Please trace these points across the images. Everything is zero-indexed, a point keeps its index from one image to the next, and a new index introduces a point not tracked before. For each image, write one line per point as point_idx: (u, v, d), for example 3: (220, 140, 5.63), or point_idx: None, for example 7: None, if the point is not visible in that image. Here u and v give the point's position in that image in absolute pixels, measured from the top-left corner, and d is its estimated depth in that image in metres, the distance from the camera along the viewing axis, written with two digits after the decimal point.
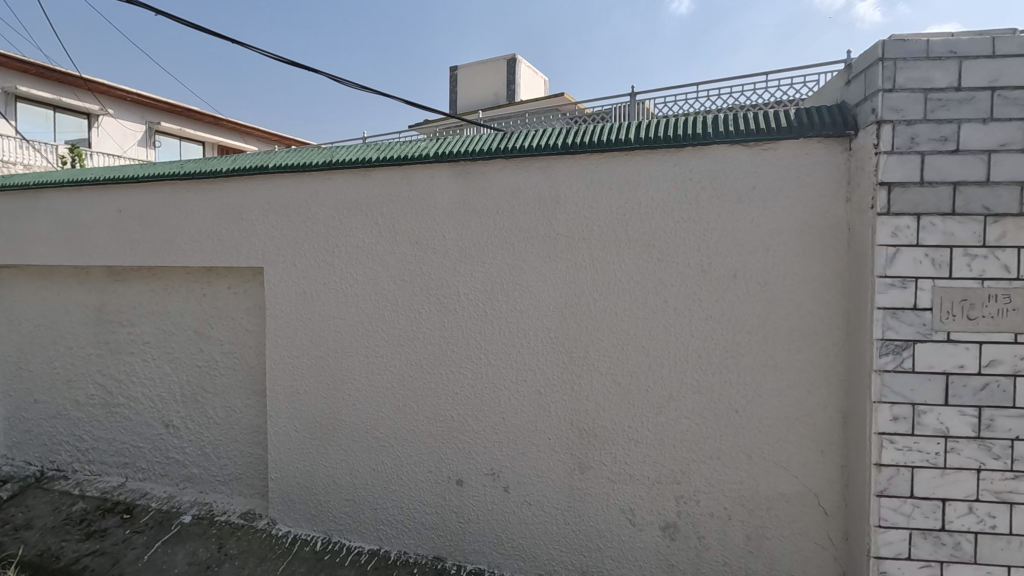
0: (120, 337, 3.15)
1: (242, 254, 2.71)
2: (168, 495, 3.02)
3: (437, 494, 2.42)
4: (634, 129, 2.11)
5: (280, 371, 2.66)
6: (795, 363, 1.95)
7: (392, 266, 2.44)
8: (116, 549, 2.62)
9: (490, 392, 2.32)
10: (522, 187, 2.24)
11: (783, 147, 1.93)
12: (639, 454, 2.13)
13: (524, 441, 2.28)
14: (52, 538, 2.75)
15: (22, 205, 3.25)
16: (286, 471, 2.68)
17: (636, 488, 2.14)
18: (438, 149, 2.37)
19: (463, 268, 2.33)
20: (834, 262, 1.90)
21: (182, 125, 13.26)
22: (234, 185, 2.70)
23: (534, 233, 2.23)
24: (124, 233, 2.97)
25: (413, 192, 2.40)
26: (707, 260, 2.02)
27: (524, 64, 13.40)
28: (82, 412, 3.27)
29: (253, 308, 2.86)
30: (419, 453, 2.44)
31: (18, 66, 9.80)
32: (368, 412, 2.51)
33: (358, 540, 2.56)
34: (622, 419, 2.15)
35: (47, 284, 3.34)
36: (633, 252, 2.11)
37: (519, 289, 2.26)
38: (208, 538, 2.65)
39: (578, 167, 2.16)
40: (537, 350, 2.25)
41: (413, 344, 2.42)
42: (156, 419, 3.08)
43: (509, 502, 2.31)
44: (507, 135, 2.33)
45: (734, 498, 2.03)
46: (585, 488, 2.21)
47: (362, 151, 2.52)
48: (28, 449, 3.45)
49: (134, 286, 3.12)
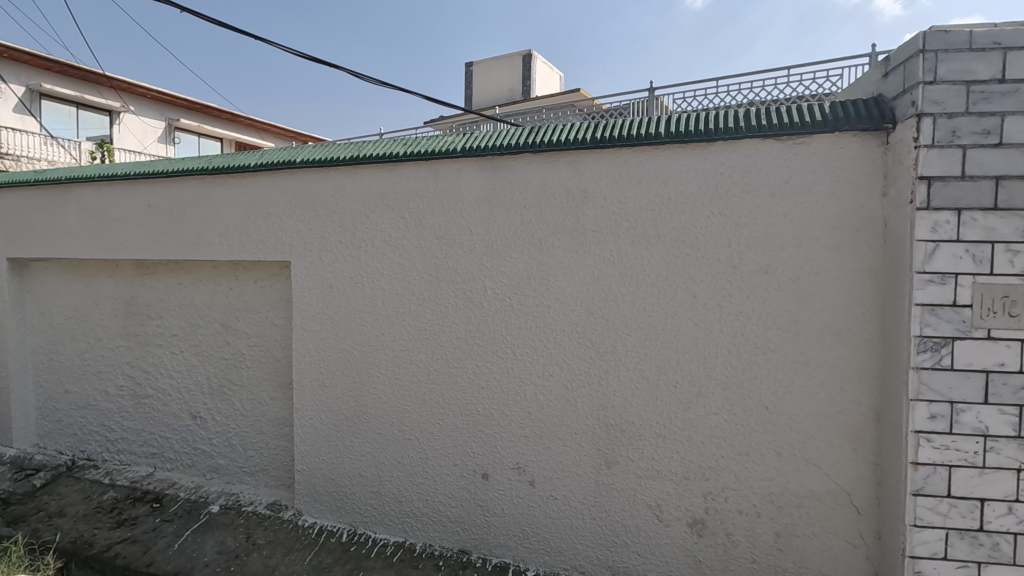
0: (148, 330, 3.20)
1: (269, 248, 2.74)
2: (195, 485, 3.07)
3: (463, 488, 2.43)
4: (664, 122, 2.09)
5: (306, 364, 2.68)
6: (828, 359, 1.92)
7: (419, 260, 2.45)
8: (146, 538, 2.67)
9: (516, 386, 2.32)
10: (549, 181, 2.24)
11: (817, 141, 1.90)
12: (666, 449, 2.12)
13: (550, 436, 2.28)
14: (84, 525, 2.81)
15: (53, 199, 3.31)
16: (312, 463, 2.71)
17: (663, 484, 2.14)
18: (465, 143, 2.37)
19: (490, 262, 2.34)
20: (869, 258, 1.87)
21: (201, 122, 13.42)
22: (261, 180, 2.73)
23: (561, 227, 2.23)
24: (154, 227, 3.01)
25: (439, 186, 2.40)
26: (738, 255, 2.01)
27: (540, 60, 13.35)
28: (111, 403, 3.33)
29: (280, 302, 2.89)
30: (445, 447, 2.45)
31: (43, 65, 10.01)
32: (394, 406, 2.53)
33: (384, 532, 2.58)
34: (649, 414, 2.14)
35: (77, 277, 3.40)
36: (661, 247, 2.10)
37: (547, 284, 2.25)
38: (236, 527, 2.69)
39: (607, 161, 2.15)
40: (563, 345, 2.25)
41: (439, 338, 2.43)
42: (184, 410, 3.13)
43: (535, 497, 2.32)
44: (534, 130, 2.32)
45: (763, 495, 2.01)
46: (612, 484, 2.20)
47: (389, 146, 2.53)
48: (60, 438, 3.53)
49: (163, 280, 3.17)
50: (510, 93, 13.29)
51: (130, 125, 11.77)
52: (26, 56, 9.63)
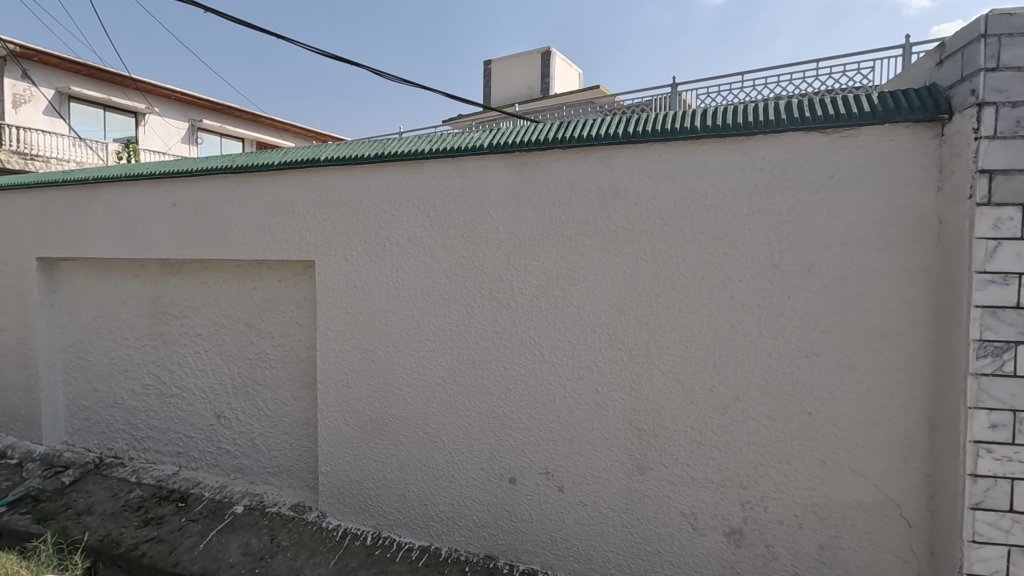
0: (173, 329, 3.21)
1: (293, 247, 2.72)
2: (220, 485, 3.07)
3: (490, 492, 2.38)
4: (700, 115, 2.01)
5: (330, 365, 2.65)
6: (875, 364, 1.82)
7: (444, 259, 2.40)
8: (172, 537, 2.67)
9: (545, 389, 2.26)
10: (579, 178, 2.17)
11: (864, 133, 1.80)
12: (701, 456, 2.04)
13: (579, 440, 2.22)
14: (112, 523, 2.82)
15: (80, 199, 3.33)
16: (336, 465, 2.68)
17: (698, 492, 2.06)
18: (492, 140, 2.32)
19: (518, 262, 2.28)
20: (921, 257, 1.76)
21: (224, 122, 13.58)
22: (285, 179, 2.70)
23: (592, 225, 2.16)
24: (179, 227, 3.01)
25: (466, 184, 2.35)
26: (779, 253, 1.92)
27: (559, 57, 13.27)
28: (137, 402, 3.34)
29: (304, 302, 2.87)
30: (471, 451, 2.40)
31: (71, 68, 10.21)
32: (418, 407, 2.49)
33: (408, 536, 2.54)
34: (683, 419, 2.06)
35: (104, 276, 3.43)
36: (697, 245, 2.02)
37: (576, 284, 2.19)
38: (261, 528, 2.68)
39: (639, 157, 2.08)
40: (593, 347, 2.18)
41: (465, 339, 2.38)
42: (208, 410, 3.13)
43: (564, 503, 2.26)
44: (563, 125, 2.26)
45: (805, 505, 1.92)
46: (644, 491, 2.13)
47: (414, 144, 2.48)
48: (88, 436, 3.56)
49: (188, 279, 3.17)
50: (529, 91, 13.19)
51: (154, 126, 11.97)
52: (55, 60, 9.84)
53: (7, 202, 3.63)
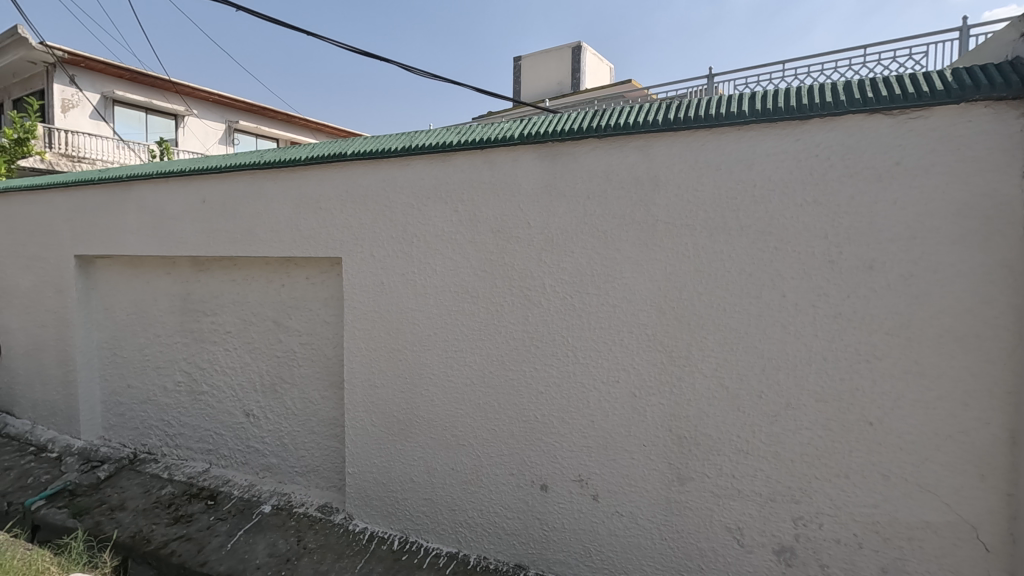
0: (203, 326, 3.21)
1: (320, 244, 2.67)
2: (248, 483, 3.05)
3: (520, 499, 2.28)
4: (748, 100, 1.86)
5: (357, 364, 2.60)
6: (946, 370, 1.64)
7: (473, 256, 2.31)
8: (201, 536, 2.66)
9: (578, 392, 2.15)
10: (615, 168, 2.05)
11: (935, 115, 1.62)
12: (748, 467, 1.90)
13: (615, 446, 2.09)
14: (143, 520, 2.83)
15: (113, 197, 3.36)
16: (362, 466, 2.62)
17: (744, 505, 1.91)
18: (523, 130, 2.21)
19: (549, 258, 2.17)
20: (1003, 251, 1.57)
21: (259, 123, 13.83)
22: (312, 174, 2.65)
23: (629, 219, 2.03)
24: (208, 223, 3.00)
25: (495, 177, 2.25)
26: (837, 248, 1.75)
27: (590, 52, 13.05)
28: (169, 398, 3.36)
29: (331, 299, 2.82)
30: (500, 455, 2.31)
31: (115, 73, 10.53)
32: (446, 409, 2.41)
33: (437, 541, 2.46)
34: (728, 427, 1.92)
35: (138, 273, 3.46)
36: (744, 240, 1.87)
37: (612, 281, 2.07)
38: (287, 529, 2.65)
39: (681, 145, 1.94)
40: (631, 349, 2.05)
41: (495, 339, 2.29)
42: (237, 408, 3.12)
43: (598, 512, 2.14)
44: (598, 114, 2.14)
45: (865, 523, 1.76)
46: (684, 502, 1.99)
47: (442, 137, 2.40)
48: (123, 431, 3.60)
49: (218, 276, 3.16)
50: (559, 87, 13.00)
51: (192, 127, 12.17)
52: (100, 66, 10.16)
53: (47, 200, 3.69)
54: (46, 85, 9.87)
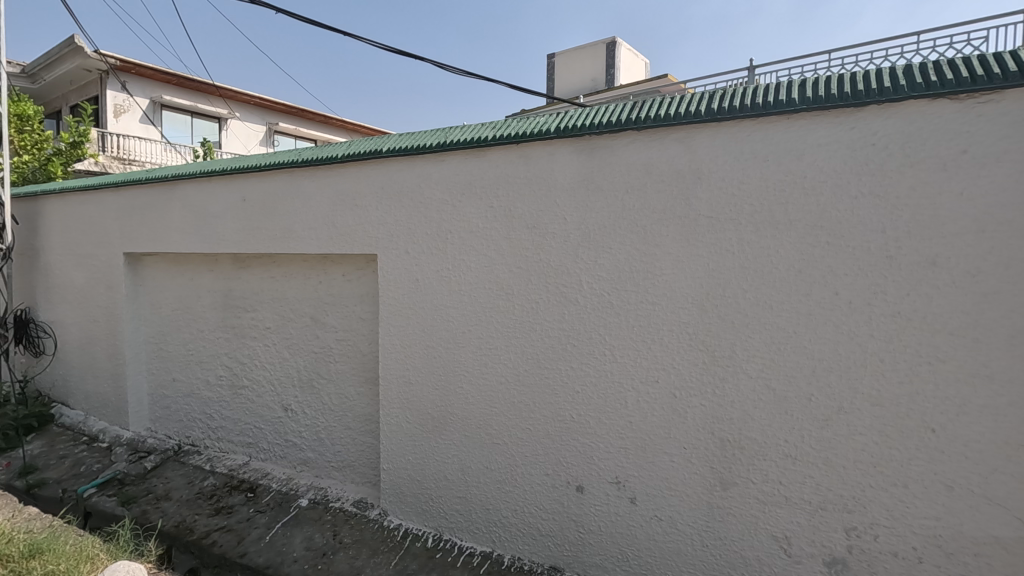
0: (244, 322, 3.28)
1: (356, 241, 2.68)
2: (286, 477, 3.10)
3: (555, 500, 2.24)
4: (798, 88, 1.77)
5: (392, 361, 2.60)
6: (1018, 374, 1.51)
7: (508, 252, 2.27)
8: (241, 528, 2.72)
9: (616, 392, 2.09)
10: (655, 161, 1.98)
11: (1007, 98, 1.50)
12: (796, 473, 1.81)
13: (654, 448, 2.03)
14: (186, 510, 2.92)
15: (159, 196, 3.47)
16: (397, 463, 2.63)
17: (792, 513, 1.82)
18: (560, 124, 2.17)
19: (586, 255, 2.12)
20: None
21: (298, 124, 14.15)
22: (348, 171, 2.67)
23: (669, 214, 1.96)
24: (248, 221, 3.06)
25: (531, 172, 2.21)
26: (895, 243, 1.64)
27: (625, 47, 12.83)
28: (211, 392, 3.45)
29: (367, 296, 2.84)
30: (535, 455, 2.27)
31: (162, 78, 10.92)
32: (480, 408, 2.38)
33: (470, 540, 2.44)
34: (774, 431, 1.83)
35: (182, 271, 3.56)
36: (793, 235, 1.77)
37: (652, 278, 2.00)
38: (324, 524, 2.68)
39: (725, 136, 1.86)
40: (671, 348, 1.98)
41: (530, 337, 2.25)
42: (276, 402, 3.17)
43: (636, 516, 2.08)
44: (638, 106, 2.08)
45: (925, 537, 1.65)
46: (727, 508, 1.91)
47: (477, 133, 2.37)
48: (168, 423, 3.72)
49: (257, 273, 3.22)
50: (594, 83, 12.84)
51: (234, 130, 12.56)
52: (150, 72, 10.57)
53: (98, 200, 3.84)
54: (99, 91, 10.32)
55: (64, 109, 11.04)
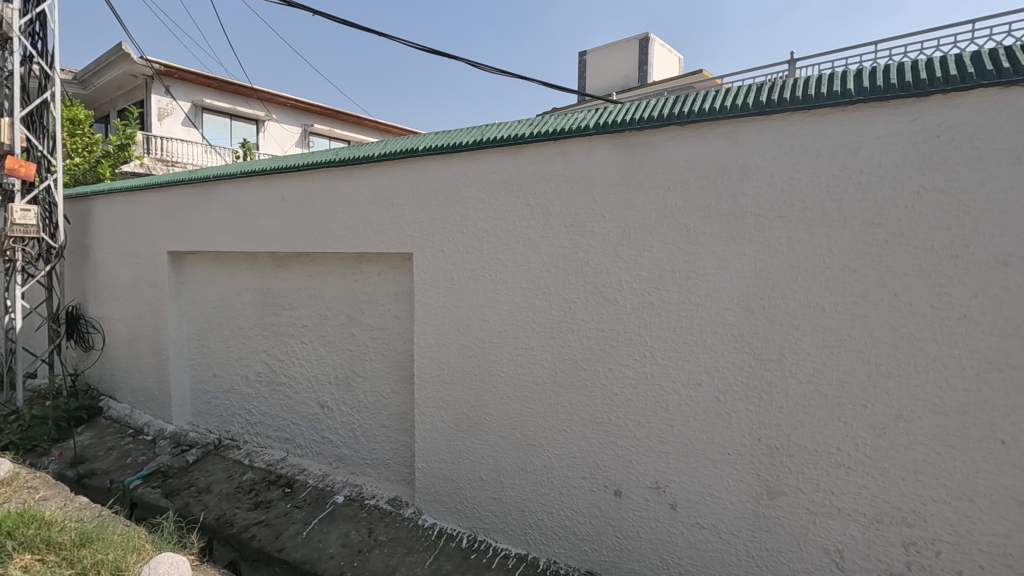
0: (281, 319, 3.33)
1: (392, 239, 2.68)
2: (323, 473, 3.14)
3: (592, 503, 2.19)
4: (854, 78, 1.68)
5: (427, 360, 2.59)
6: None
7: (545, 251, 2.24)
8: (279, 522, 2.76)
9: (656, 395, 2.03)
10: (699, 157, 1.91)
11: None
12: (849, 483, 1.72)
13: (696, 453, 1.96)
14: (227, 503, 2.98)
15: (201, 196, 3.55)
16: (431, 462, 2.62)
17: (845, 525, 1.73)
18: (599, 120, 2.12)
19: (626, 253, 2.06)
20: None
21: (333, 126, 14.38)
22: (383, 170, 2.67)
23: (714, 211, 1.89)
24: (286, 221, 3.10)
25: (569, 169, 2.17)
26: (961, 241, 1.54)
27: (658, 43, 12.61)
28: (250, 388, 3.51)
29: (402, 295, 2.84)
30: (571, 457, 2.23)
31: (203, 82, 11.25)
32: (515, 408, 2.35)
33: (505, 542, 2.42)
34: (825, 439, 1.75)
35: (223, 269, 3.64)
36: (847, 233, 1.69)
37: (695, 278, 1.94)
38: (359, 521, 2.69)
39: (774, 130, 1.78)
40: (714, 350, 1.92)
41: (567, 337, 2.21)
42: (313, 399, 3.21)
43: (677, 523, 2.02)
44: (680, 101, 2.01)
45: (993, 555, 1.54)
46: (774, 518, 1.84)
47: (514, 130, 2.35)
48: (208, 418, 3.80)
49: (295, 272, 3.27)
50: (626, 80, 12.67)
51: (271, 130, 12.85)
52: (191, 76, 10.90)
53: (144, 200, 3.96)
54: (144, 96, 10.69)
55: (112, 113, 11.49)
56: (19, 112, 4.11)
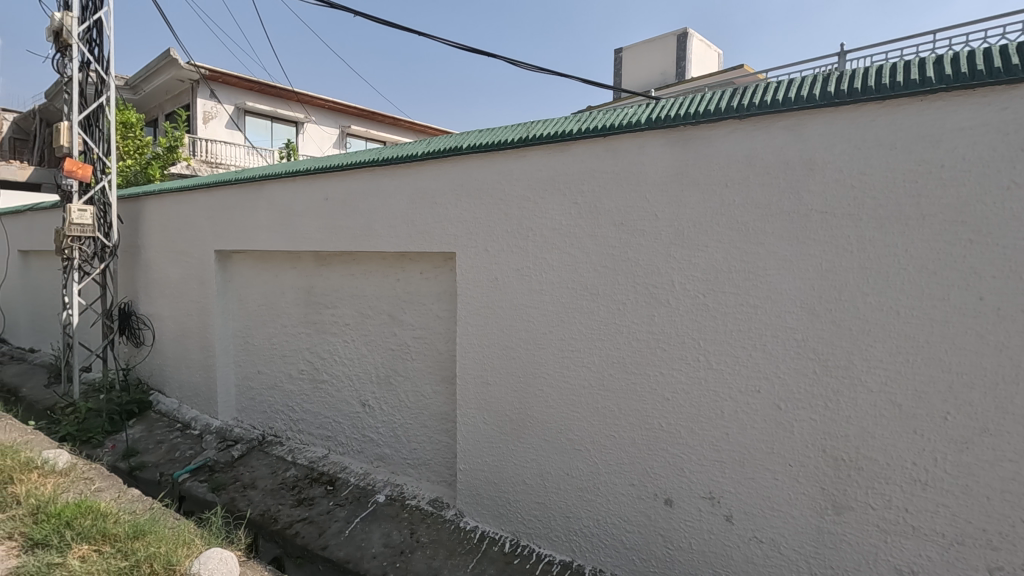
0: (324, 317, 3.35)
1: (434, 238, 2.66)
2: (364, 471, 3.14)
3: (641, 512, 2.12)
4: (934, 65, 1.57)
5: (469, 360, 2.56)
6: None
7: (593, 251, 2.17)
8: (322, 520, 2.78)
9: (710, 402, 1.94)
10: (759, 152, 1.82)
11: None
12: (926, 500, 1.60)
13: (754, 463, 1.87)
14: (271, 499, 3.02)
15: (247, 196, 3.61)
16: (474, 464, 2.59)
17: (921, 546, 1.62)
18: (651, 115, 2.04)
19: (679, 253, 1.98)
20: None
21: (370, 127, 14.59)
22: (426, 169, 2.65)
23: (776, 209, 1.80)
24: (329, 220, 3.12)
25: (619, 166, 2.10)
26: None
27: (697, 38, 12.30)
28: (293, 385, 3.55)
29: (444, 294, 2.82)
30: (619, 463, 2.16)
31: (246, 85, 11.55)
32: (561, 411, 2.30)
33: (549, 548, 2.36)
34: (899, 452, 1.63)
35: (268, 268, 3.70)
36: (926, 232, 1.57)
37: (754, 280, 1.84)
38: (401, 521, 2.68)
39: (843, 123, 1.68)
40: (775, 355, 1.82)
41: (616, 340, 2.14)
42: (354, 397, 3.22)
43: (732, 535, 1.93)
44: (738, 93, 1.92)
45: None
46: (840, 535, 1.73)
47: (561, 126, 2.29)
48: (253, 414, 3.87)
49: (338, 271, 3.29)
50: (663, 77, 12.41)
51: (310, 132, 13.10)
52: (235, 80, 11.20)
53: (192, 200, 4.07)
54: (191, 99, 11.04)
55: (161, 117, 11.93)
56: (76, 116, 4.27)
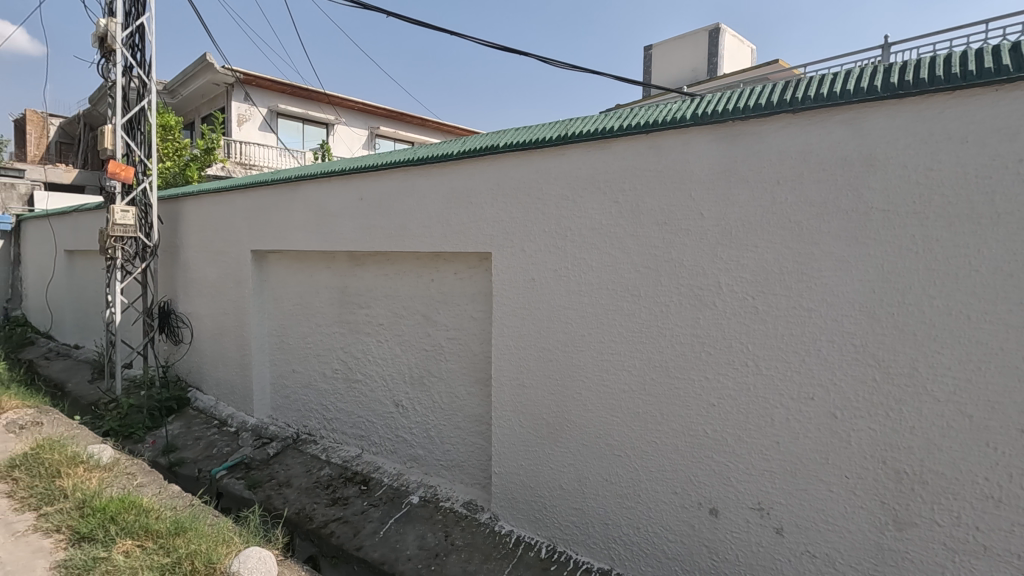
0: (358, 317, 3.36)
1: (470, 238, 2.63)
2: (397, 471, 3.13)
3: (684, 521, 2.05)
4: (1011, 52, 1.46)
5: (505, 362, 2.52)
6: None
7: (635, 251, 2.11)
8: (356, 520, 2.78)
9: (759, 409, 1.86)
10: (815, 147, 1.73)
11: None
12: (999, 518, 1.50)
13: (806, 474, 1.78)
14: (307, 498, 3.04)
15: (282, 196, 3.65)
16: (509, 467, 2.55)
17: (993, 567, 1.52)
18: (697, 110, 1.97)
19: (727, 254, 1.90)
20: None
21: (399, 128, 14.70)
22: (462, 168, 2.62)
23: (833, 208, 1.71)
24: (364, 219, 3.12)
25: (663, 163, 2.03)
26: None
27: (729, 33, 12.03)
28: (327, 384, 3.57)
29: (479, 295, 2.79)
30: (661, 470, 2.09)
31: (279, 88, 11.76)
32: (600, 415, 2.24)
33: (587, 555, 2.31)
34: (969, 466, 1.53)
35: (302, 267, 3.73)
36: (1002, 231, 1.46)
37: (808, 282, 1.76)
38: (435, 523, 2.66)
39: (908, 116, 1.58)
40: (830, 362, 1.73)
41: (658, 343, 2.07)
42: (388, 397, 3.22)
43: (783, 549, 1.84)
44: (791, 86, 1.83)
45: None
46: (902, 552, 1.64)
47: (602, 123, 2.23)
48: (287, 412, 3.90)
49: (372, 271, 3.29)
50: (694, 74, 12.18)
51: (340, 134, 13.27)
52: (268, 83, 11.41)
53: (229, 201, 4.13)
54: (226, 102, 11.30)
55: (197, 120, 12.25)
56: (120, 119, 4.38)
